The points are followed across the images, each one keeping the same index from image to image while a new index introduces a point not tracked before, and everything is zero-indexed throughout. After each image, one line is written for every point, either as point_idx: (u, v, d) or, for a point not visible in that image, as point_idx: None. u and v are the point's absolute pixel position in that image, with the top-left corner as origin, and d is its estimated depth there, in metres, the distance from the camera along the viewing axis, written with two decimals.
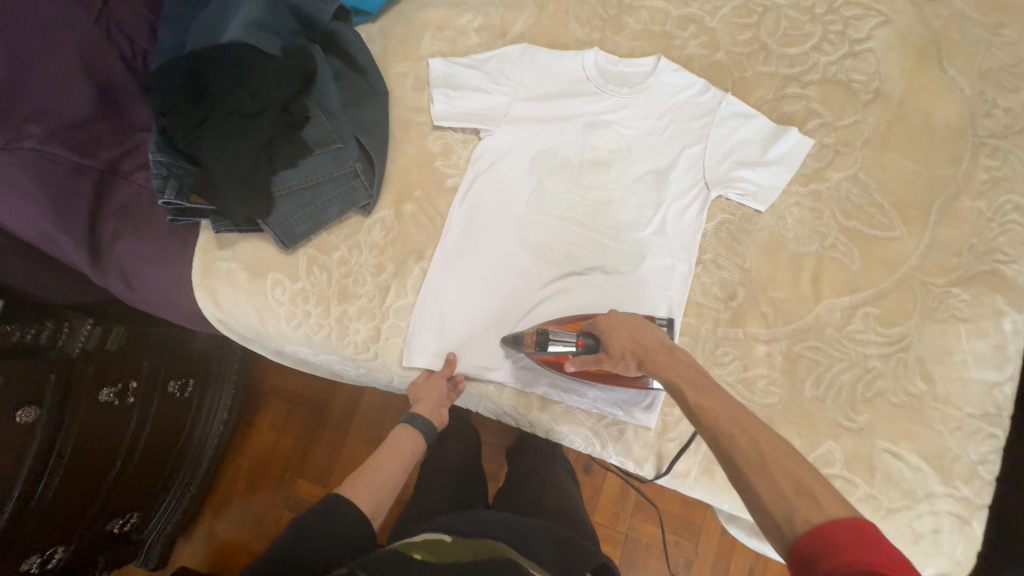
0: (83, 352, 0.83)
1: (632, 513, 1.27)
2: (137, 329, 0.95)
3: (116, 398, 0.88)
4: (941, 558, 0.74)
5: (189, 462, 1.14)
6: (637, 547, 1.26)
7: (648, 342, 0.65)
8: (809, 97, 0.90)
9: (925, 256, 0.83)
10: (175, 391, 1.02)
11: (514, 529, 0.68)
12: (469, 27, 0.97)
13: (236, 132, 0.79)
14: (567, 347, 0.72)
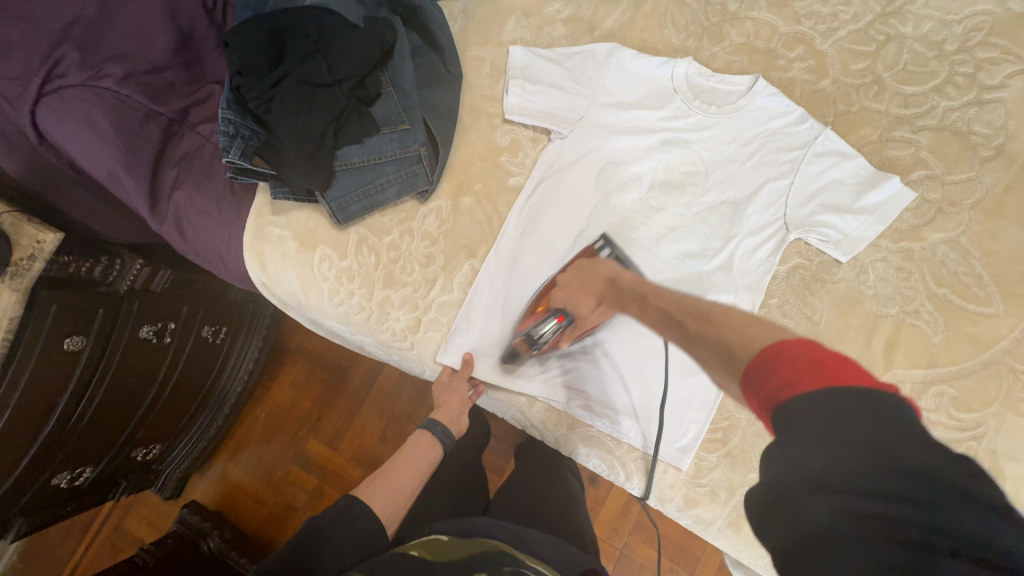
0: (131, 290, 0.84)
1: (631, 532, 1.25)
2: (182, 274, 0.96)
3: (155, 336, 0.89)
4: None
5: (212, 405, 1.17)
6: (631, 566, 1.24)
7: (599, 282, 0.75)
8: (919, 144, 0.82)
9: (1020, 341, 0.75)
10: (208, 336, 1.04)
11: (513, 532, 0.64)
12: (556, 17, 0.92)
13: (305, 99, 0.77)
14: (552, 329, 0.77)
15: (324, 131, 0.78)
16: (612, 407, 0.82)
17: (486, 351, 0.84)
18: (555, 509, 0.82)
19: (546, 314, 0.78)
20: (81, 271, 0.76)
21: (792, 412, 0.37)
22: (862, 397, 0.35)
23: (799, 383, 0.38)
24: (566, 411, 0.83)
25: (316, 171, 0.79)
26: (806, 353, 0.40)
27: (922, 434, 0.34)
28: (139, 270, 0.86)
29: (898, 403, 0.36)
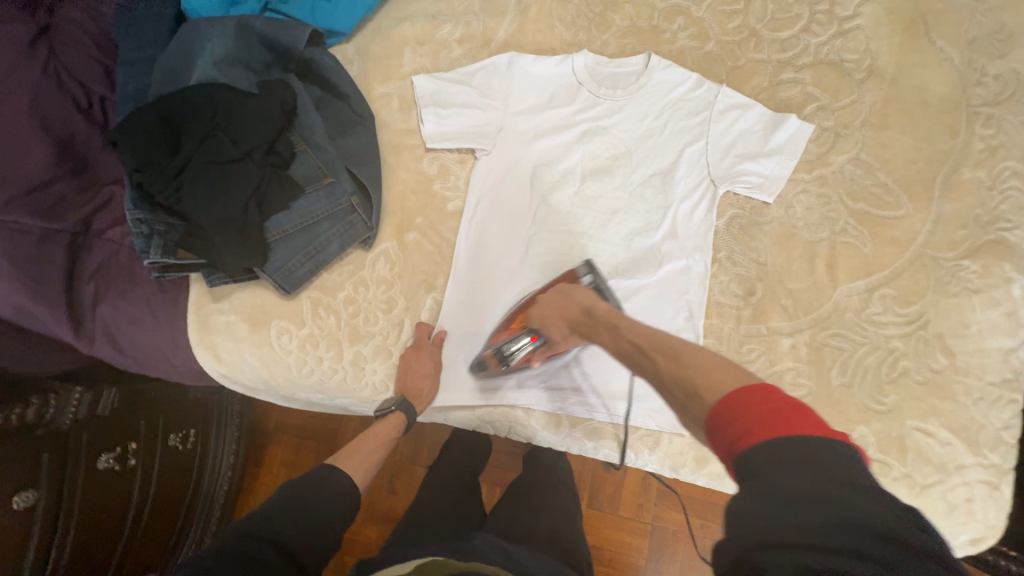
0: (76, 421, 0.76)
1: (656, 503, 1.27)
2: (129, 388, 0.88)
3: (116, 462, 0.82)
4: (976, 525, 0.77)
5: (203, 504, 1.06)
6: (665, 536, 1.26)
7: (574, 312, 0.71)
8: (803, 81, 0.89)
9: (933, 232, 0.84)
10: (176, 444, 0.96)
11: (510, 554, 0.62)
12: (450, 39, 0.93)
13: (216, 179, 0.73)
14: (523, 348, 0.76)
15: (246, 206, 0.75)
16: (599, 406, 0.83)
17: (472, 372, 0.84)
18: (550, 526, 0.81)
19: (519, 331, 0.77)
20: (12, 419, 0.68)
21: (752, 461, 0.41)
22: (812, 448, 0.39)
23: (755, 431, 0.42)
24: (562, 413, 0.83)
25: (248, 248, 0.75)
26: (764, 403, 0.43)
27: (871, 490, 0.37)
28: (80, 398, 0.78)
29: (848, 454, 0.39)
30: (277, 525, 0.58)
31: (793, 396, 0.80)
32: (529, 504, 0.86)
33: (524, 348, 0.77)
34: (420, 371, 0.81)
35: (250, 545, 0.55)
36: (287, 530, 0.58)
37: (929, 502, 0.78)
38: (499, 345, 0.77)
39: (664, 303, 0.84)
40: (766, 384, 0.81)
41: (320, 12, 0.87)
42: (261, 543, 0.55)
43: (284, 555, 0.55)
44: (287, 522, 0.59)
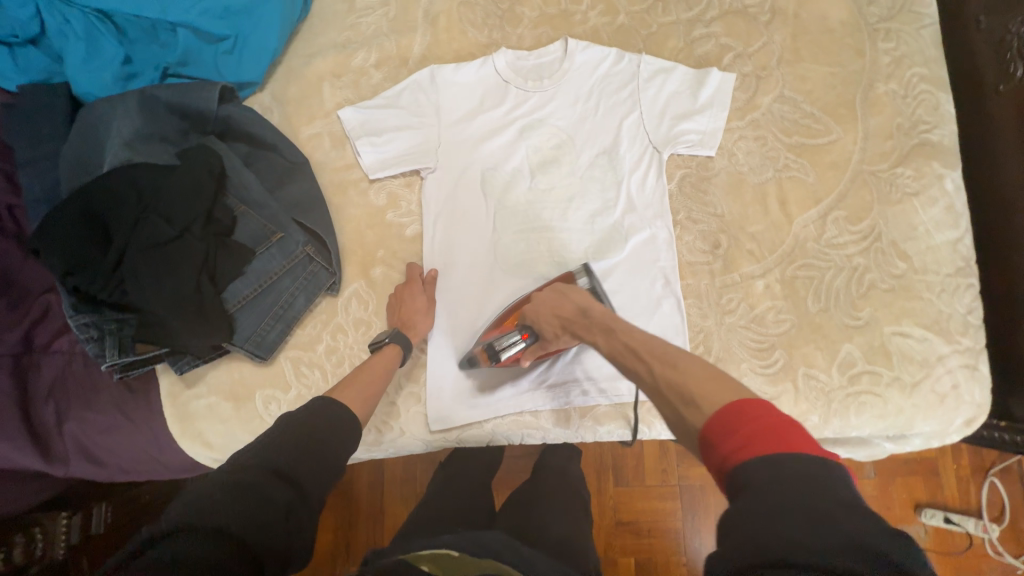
0: None
1: (678, 464, 1.30)
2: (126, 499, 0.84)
3: None
4: (967, 407, 0.83)
5: None
6: (694, 492, 1.30)
7: (568, 313, 0.71)
8: (715, 34, 0.92)
9: (865, 148, 0.88)
10: None
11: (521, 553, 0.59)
12: (366, 65, 0.91)
13: (158, 263, 0.69)
14: (515, 346, 0.76)
15: (198, 283, 0.71)
16: (607, 393, 0.83)
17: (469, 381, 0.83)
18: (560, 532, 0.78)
19: (511, 329, 0.77)
20: None
21: (747, 475, 0.42)
22: (804, 469, 0.40)
23: (752, 445, 0.43)
24: (570, 406, 0.83)
25: (211, 324, 0.72)
26: (759, 418, 0.45)
27: (861, 511, 0.38)
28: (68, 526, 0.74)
29: (835, 476, 0.41)
30: (279, 457, 0.51)
31: (779, 332, 0.84)
32: (540, 510, 0.84)
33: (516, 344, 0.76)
34: (414, 305, 0.81)
35: (246, 484, 0.47)
36: (293, 467, 0.50)
37: (921, 397, 0.83)
38: (491, 338, 0.78)
39: (638, 275, 0.85)
40: (752, 328, 0.84)
41: (226, 66, 0.83)
42: (263, 479, 0.48)
43: (289, 489, 0.48)
44: (292, 458, 0.51)
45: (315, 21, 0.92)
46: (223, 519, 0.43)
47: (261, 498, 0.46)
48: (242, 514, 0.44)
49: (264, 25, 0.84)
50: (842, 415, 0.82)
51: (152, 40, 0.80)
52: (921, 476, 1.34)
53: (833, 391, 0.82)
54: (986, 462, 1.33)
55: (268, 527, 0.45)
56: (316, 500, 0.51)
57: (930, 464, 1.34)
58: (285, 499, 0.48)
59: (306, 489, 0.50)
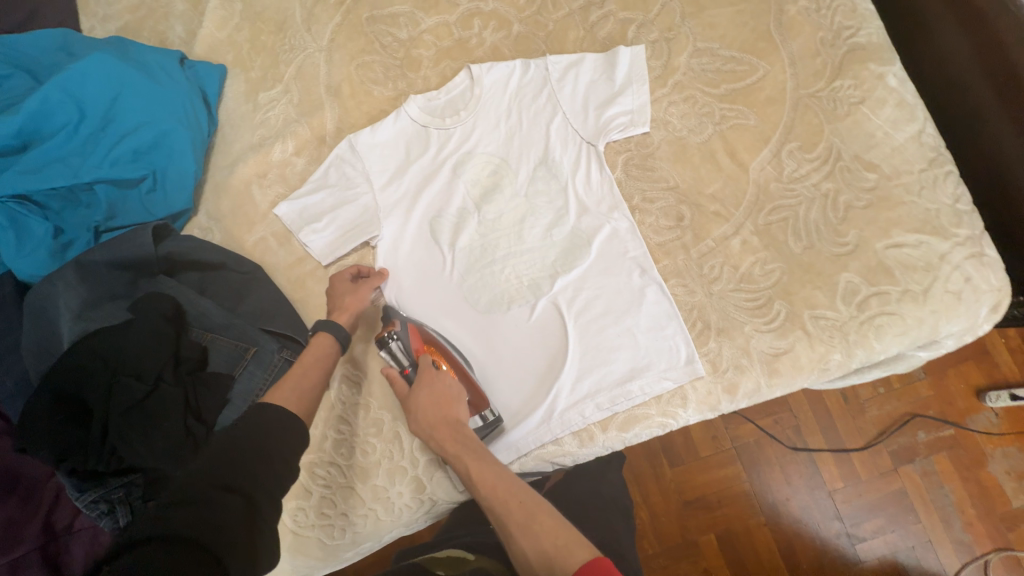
0: None
1: (728, 427, 1.29)
2: None
3: None
4: (988, 295, 0.79)
5: None
6: (751, 450, 1.27)
7: (448, 416, 0.71)
8: (612, 12, 0.90)
9: (796, 73, 0.85)
10: None
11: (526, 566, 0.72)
12: (287, 155, 0.89)
13: (141, 423, 0.68)
14: (398, 357, 0.76)
15: (185, 427, 0.69)
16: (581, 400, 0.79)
17: None
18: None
19: (411, 355, 0.76)
20: None
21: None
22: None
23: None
24: (589, 423, 0.80)
25: None
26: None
27: None
28: None
29: None
30: (218, 470, 0.51)
31: (771, 283, 0.80)
32: None
33: (394, 358, 0.76)
34: None
35: (195, 496, 0.48)
36: (239, 474, 0.52)
37: (937, 301, 0.79)
38: (398, 333, 0.76)
39: (612, 272, 0.82)
40: (742, 288, 0.80)
41: (155, 203, 0.83)
42: (208, 490, 0.49)
43: (237, 497, 0.50)
44: (237, 466, 0.52)
45: (227, 130, 0.92)
46: (175, 534, 0.45)
47: (208, 513, 0.47)
48: (194, 525, 0.46)
49: (177, 151, 0.84)
50: (864, 344, 0.78)
51: (77, 205, 0.79)
52: (971, 360, 1.29)
53: (846, 324, 0.79)
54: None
55: (224, 534, 0.47)
56: (266, 499, 0.52)
57: (977, 346, 1.29)
58: (235, 504, 0.49)
59: (252, 491, 0.51)
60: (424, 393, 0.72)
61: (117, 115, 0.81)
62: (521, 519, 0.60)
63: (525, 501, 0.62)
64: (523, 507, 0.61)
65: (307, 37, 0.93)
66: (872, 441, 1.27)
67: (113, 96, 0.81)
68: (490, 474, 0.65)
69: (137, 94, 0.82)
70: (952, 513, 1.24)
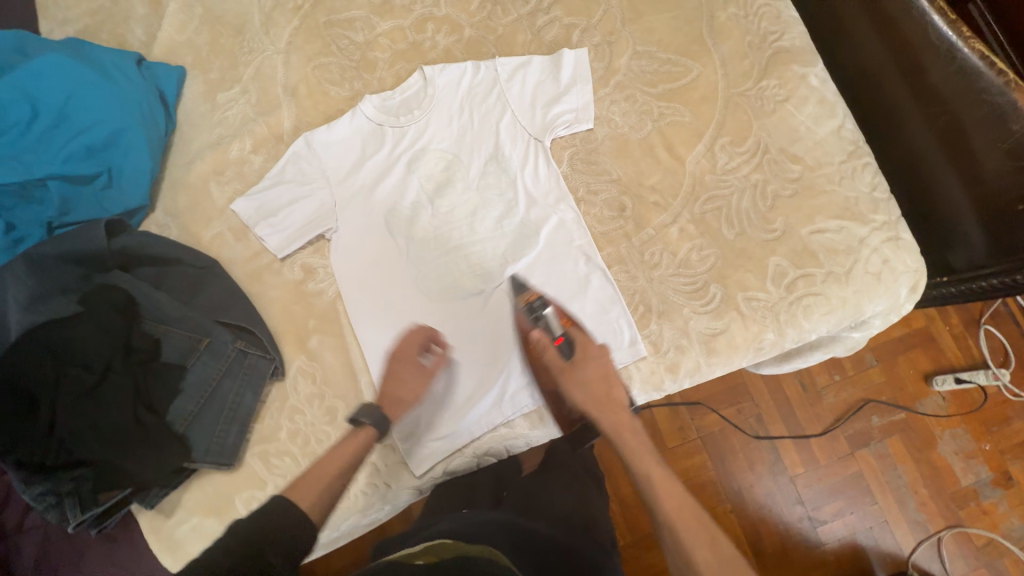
0: None
1: (693, 416, 1.33)
2: None
3: None
4: (906, 275, 0.86)
5: None
6: (715, 437, 1.32)
7: (597, 391, 0.77)
8: (558, 18, 0.95)
9: (727, 74, 0.91)
10: None
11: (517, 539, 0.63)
12: (244, 153, 0.92)
13: (93, 410, 0.70)
14: (552, 325, 0.79)
15: (133, 416, 0.71)
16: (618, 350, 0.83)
17: (427, 414, 0.82)
18: (565, 511, 0.77)
19: (562, 325, 0.80)
20: None
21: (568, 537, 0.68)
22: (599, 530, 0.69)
23: None
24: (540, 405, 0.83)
25: (159, 450, 0.72)
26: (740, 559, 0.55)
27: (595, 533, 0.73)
28: None
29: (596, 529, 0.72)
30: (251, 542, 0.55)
31: (707, 269, 0.85)
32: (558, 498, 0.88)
33: (552, 321, 0.79)
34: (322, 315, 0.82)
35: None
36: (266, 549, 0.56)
37: (859, 282, 0.85)
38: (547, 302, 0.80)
39: (559, 260, 0.87)
40: (680, 274, 0.85)
41: (109, 199, 0.84)
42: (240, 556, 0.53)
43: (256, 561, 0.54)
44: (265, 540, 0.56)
45: (185, 129, 0.94)
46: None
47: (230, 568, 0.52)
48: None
49: (131, 149, 0.86)
50: (794, 323, 0.84)
51: (29, 201, 0.81)
52: (919, 347, 1.36)
53: (776, 305, 0.84)
54: (975, 314, 1.37)
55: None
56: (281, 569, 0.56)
57: (924, 333, 1.37)
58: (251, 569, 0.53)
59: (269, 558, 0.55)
60: (589, 366, 0.78)
61: (70, 113, 0.82)
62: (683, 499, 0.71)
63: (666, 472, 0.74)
64: (673, 493, 0.72)
65: (265, 40, 0.96)
66: (830, 427, 1.33)
67: (65, 94, 0.82)
68: (645, 449, 0.76)
69: (91, 92, 0.84)
70: (905, 493, 1.30)
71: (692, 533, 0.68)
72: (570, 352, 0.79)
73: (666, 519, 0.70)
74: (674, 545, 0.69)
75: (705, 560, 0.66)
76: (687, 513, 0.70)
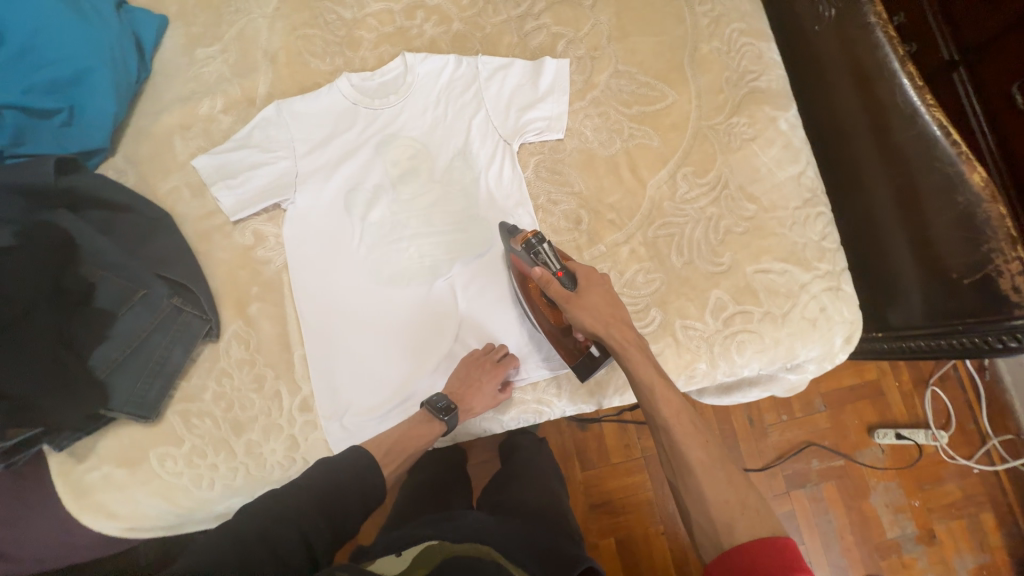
0: None
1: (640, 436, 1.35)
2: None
3: None
4: (841, 325, 0.88)
5: None
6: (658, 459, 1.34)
7: (607, 315, 0.73)
8: (546, 25, 0.96)
9: (700, 106, 0.93)
10: None
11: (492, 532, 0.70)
12: (214, 112, 0.91)
13: (15, 344, 0.68)
14: (548, 263, 0.72)
15: (53, 356, 0.70)
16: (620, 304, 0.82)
17: (356, 393, 0.83)
18: (536, 505, 0.86)
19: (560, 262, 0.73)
20: None
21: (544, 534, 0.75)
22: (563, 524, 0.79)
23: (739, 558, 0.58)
24: None
25: (78, 393, 0.72)
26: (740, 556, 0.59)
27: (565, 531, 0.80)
28: None
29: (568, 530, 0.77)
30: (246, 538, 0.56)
31: (650, 292, 0.87)
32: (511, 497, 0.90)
33: (548, 259, 0.72)
34: None
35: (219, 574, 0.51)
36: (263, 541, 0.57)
37: (795, 326, 0.87)
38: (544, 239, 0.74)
39: None
40: (623, 293, 0.87)
41: (69, 137, 0.84)
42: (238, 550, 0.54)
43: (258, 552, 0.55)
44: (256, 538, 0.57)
45: (158, 80, 0.93)
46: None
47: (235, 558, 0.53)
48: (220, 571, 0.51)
49: (98, 90, 0.85)
50: (726, 357, 0.85)
51: None
52: (867, 399, 1.37)
53: (711, 336, 0.86)
54: (925, 374, 1.38)
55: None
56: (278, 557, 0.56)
57: (874, 385, 1.38)
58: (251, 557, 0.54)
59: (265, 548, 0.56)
60: (594, 294, 0.73)
61: (39, 44, 0.81)
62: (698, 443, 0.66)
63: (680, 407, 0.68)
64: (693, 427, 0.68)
65: (252, 3, 0.95)
66: (770, 464, 1.34)
67: (32, 24, 0.80)
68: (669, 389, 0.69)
69: (63, 27, 0.82)
70: (832, 538, 1.32)
71: (686, 438, 0.67)
72: (572, 283, 0.73)
73: (661, 424, 0.68)
74: (672, 447, 0.67)
75: (699, 462, 0.66)
76: (684, 422, 0.68)
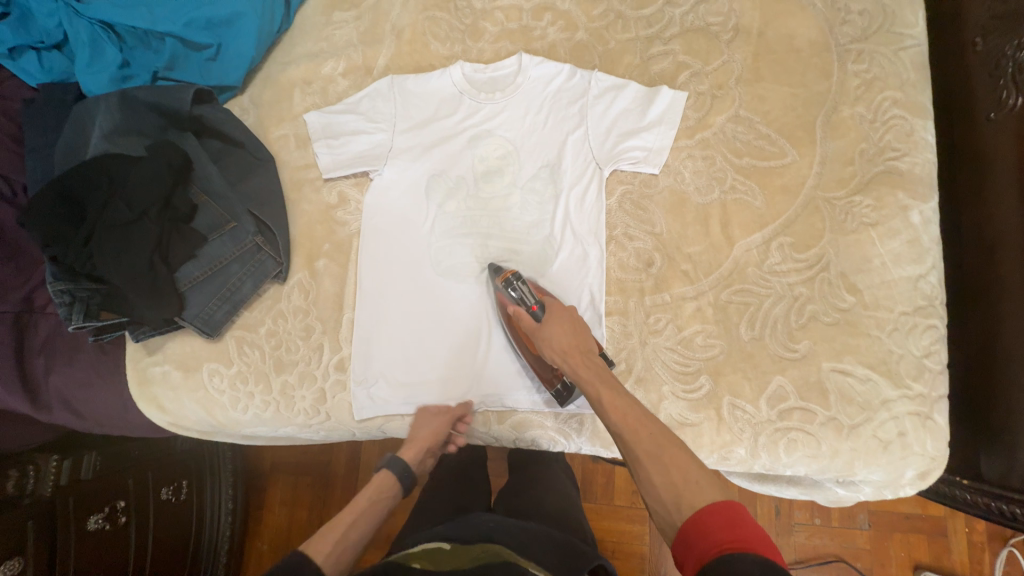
0: (58, 488, 0.82)
1: None
2: (112, 451, 0.93)
3: (106, 521, 0.87)
4: (916, 458, 0.76)
5: (206, 555, 1.09)
6: None
7: (574, 343, 0.72)
8: (673, 52, 0.91)
9: (821, 173, 0.84)
10: (169, 497, 0.99)
11: (506, 531, 0.70)
12: (334, 73, 0.97)
13: (122, 242, 0.78)
14: (523, 298, 0.78)
15: (150, 262, 0.79)
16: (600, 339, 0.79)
17: (388, 369, 0.86)
18: (552, 513, 0.84)
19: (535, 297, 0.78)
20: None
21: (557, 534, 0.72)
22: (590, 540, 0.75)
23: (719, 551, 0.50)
24: (487, 409, 0.84)
25: (160, 300, 0.80)
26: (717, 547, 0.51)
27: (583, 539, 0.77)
28: (58, 466, 0.83)
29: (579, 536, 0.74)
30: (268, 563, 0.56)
31: (705, 358, 0.81)
32: (527, 503, 0.88)
33: (523, 296, 0.78)
34: None
35: None
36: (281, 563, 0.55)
37: (861, 442, 0.76)
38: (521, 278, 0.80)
39: (565, 289, 0.86)
40: (677, 351, 0.81)
41: (209, 71, 0.93)
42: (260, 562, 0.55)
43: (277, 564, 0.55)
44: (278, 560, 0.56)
45: (295, 33, 1.00)
46: None
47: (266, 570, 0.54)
48: None
49: (242, 34, 0.93)
50: (770, 450, 0.77)
51: (147, 47, 0.91)
52: (924, 535, 1.19)
53: (760, 424, 0.78)
54: (1005, 531, 1.17)
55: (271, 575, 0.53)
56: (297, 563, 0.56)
57: (936, 524, 1.19)
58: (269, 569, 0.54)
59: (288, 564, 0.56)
60: (556, 325, 0.73)
61: None
62: (652, 448, 0.60)
63: (658, 432, 0.62)
64: (656, 437, 0.61)
65: None
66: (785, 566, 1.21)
67: None
68: (625, 402, 0.65)
69: None
70: None
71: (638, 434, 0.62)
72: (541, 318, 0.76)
73: (616, 433, 0.64)
74: (629, 456, 0.62)
75: (649, 453, 0.60)
76: (636, 422, 0.63)
